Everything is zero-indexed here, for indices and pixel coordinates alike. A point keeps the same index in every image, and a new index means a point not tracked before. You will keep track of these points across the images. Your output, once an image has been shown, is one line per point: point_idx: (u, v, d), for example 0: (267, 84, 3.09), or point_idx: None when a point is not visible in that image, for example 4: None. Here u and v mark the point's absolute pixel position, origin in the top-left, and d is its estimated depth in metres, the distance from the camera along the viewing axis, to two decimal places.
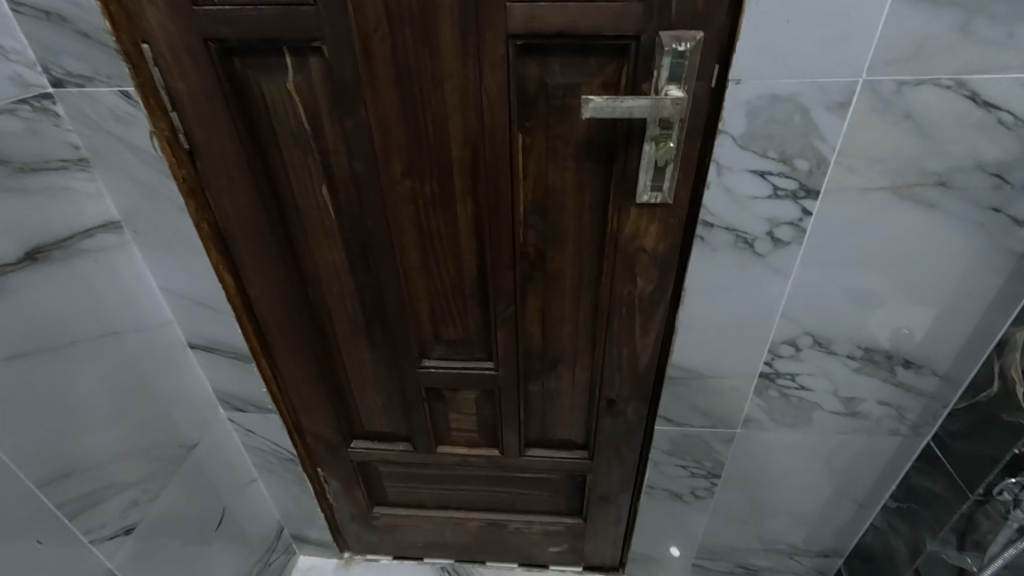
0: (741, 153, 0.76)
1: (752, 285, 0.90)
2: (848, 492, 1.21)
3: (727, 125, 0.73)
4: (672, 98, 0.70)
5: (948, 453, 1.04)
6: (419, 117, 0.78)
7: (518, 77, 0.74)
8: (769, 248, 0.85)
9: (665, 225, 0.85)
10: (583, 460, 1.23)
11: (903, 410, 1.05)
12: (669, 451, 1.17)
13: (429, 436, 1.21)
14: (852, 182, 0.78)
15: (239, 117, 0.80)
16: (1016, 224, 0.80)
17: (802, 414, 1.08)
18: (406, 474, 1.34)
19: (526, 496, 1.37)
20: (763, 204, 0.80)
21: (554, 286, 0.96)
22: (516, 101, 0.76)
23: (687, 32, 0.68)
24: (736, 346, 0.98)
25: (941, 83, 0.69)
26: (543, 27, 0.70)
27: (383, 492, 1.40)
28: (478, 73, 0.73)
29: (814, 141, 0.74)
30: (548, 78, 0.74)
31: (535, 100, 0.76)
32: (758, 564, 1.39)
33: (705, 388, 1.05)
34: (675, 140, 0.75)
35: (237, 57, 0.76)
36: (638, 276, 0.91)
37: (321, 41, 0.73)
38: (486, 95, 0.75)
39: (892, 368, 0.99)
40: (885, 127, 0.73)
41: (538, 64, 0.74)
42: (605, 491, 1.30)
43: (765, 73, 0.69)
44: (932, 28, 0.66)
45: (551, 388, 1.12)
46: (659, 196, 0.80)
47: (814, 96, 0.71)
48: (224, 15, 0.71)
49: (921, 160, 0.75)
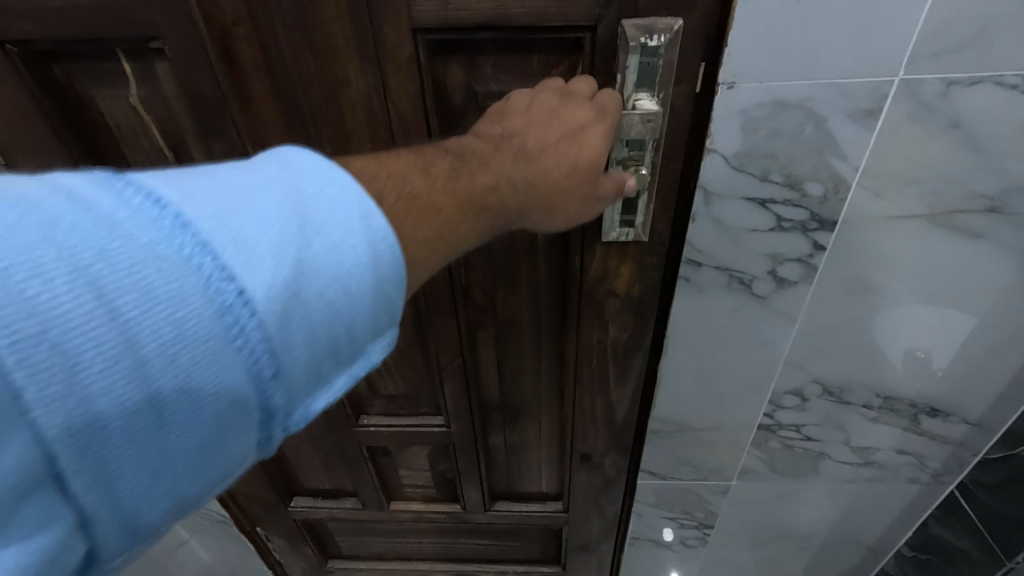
0: (735, 177, 0.58)
1: (750, 332, 0.73)
2: (857, 537, 1.06)
3: (717, 142, 0.55)
4: (644, 111, 0.52)
5: (975, 507, 0.89)
6: (312, 138, 0.59)
7: (436, 83, 0.55)
8: (771, 289, 0.68)
9: (640, 265, 0.67)
10: (557, 513, 1.07)
11: (925, 458, 0.89)
12: (655, 503, 1.01)
13: (379, 492, 1.05)
14: (877, 210, 0.60)
15: (75, 141, 0.60)
16: None
17: (807, 465, 0.92)
18: (360, 528, 1.18)
19: (497, 547, 1.22)
20: (764, 238, 0.63)
21: (509, 334, 0.78)
22: (438, 115, 0.57)
23: (661, 20, 0.49)
24: (732, 397, 0.82)
25: (1003, 81, 0.51)
26: (462, 16, 0.50)
27: (336, 546, 1.24)
28: (382, 79, 0.54)
29: (830, 159, 0.56)
30: (477, 84, 0.55)
31: (463, 114, 0.57)
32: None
33: (695, 441, 0.88)
34: (648, 163, 0.57)
35: (57, 62, 0.56)
36: (610, 323, 0.73)
37: (160, 40, 0.53)
38: (395, 108, 0.56)
39: (916, 417, 0.83)
40: (924, 141, 0.55)
41: (464, 66, 0.54)
42: (585, 540, 1.11)
43: (767, 73, 0.51)
44: (999, 5, 0.47)
45: (515, 441, 0.96)
46: (631, 232, 0.63)
47: (832, 102, 0.52)
48: (20, 7, 0.51)
49: (968, 180, 0.58)
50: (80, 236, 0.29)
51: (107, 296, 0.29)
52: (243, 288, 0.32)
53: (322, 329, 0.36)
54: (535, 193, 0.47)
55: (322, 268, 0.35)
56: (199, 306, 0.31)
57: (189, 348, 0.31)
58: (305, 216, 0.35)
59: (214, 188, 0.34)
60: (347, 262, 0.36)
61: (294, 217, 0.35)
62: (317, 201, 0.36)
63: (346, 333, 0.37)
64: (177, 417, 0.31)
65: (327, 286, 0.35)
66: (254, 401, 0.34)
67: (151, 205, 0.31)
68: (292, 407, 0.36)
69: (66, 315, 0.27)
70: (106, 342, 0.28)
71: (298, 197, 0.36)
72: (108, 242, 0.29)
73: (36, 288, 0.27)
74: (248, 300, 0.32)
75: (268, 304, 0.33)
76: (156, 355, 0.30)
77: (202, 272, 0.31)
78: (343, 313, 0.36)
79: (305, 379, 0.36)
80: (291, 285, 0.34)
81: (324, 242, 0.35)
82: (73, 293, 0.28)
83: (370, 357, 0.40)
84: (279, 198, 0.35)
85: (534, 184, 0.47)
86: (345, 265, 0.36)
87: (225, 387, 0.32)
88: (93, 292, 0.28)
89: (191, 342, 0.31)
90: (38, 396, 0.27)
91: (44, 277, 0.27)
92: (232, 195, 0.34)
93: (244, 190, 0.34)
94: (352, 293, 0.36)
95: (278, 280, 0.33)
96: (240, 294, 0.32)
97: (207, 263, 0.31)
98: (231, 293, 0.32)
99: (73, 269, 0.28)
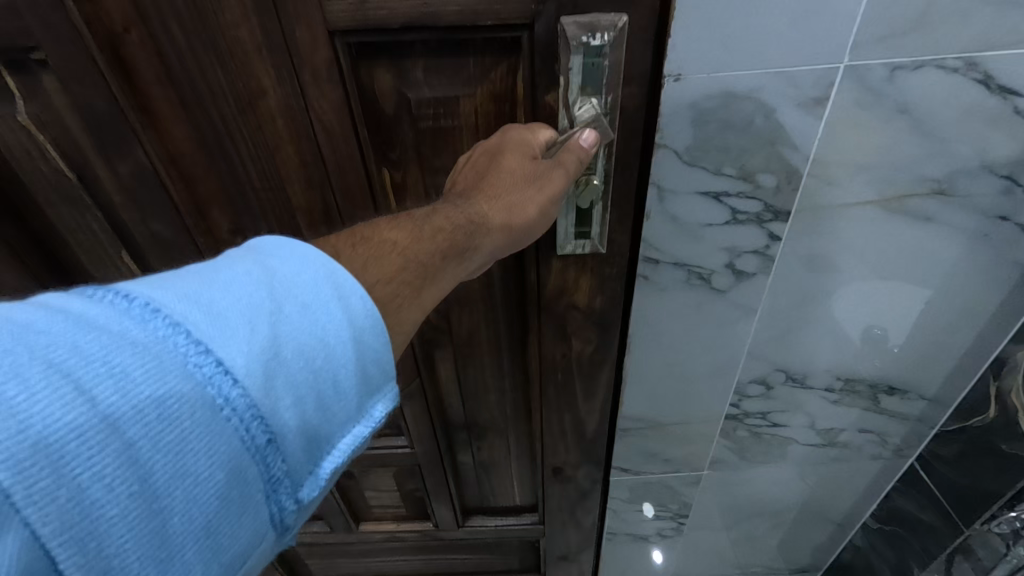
0: (687, 171, 0.54)
1: (709, 328, 0.70)
2: (826, 514, 1.01)
3: (665, 138, 0.51)
4: (587, 110, 0.48)
5: (934, 477, 0.83)
6: (231, 154, 0.53)
7: (361, 89, 0.50)
8: (730, 282, 0.64)
9: (601, 277, 0.63)
10: (534, 525, 1.04)
11: (887, 435, 0.85)
12: (630, 499, 0.97)
13: (345, 516, 1.01)
14: (832, 199, 0.57)
15: None
16: None
17: (774, 450, 0.90)
18: (331, 549, 1.13)
19: (475, 560, 1.17)
20: (720, 232, 0.59)
21: (468, 354, 0.74)
22: (367, 125, 0.52)
23: (604, 16, 0.44)
24: (697, 390, 0.78)
25: (945, 64, 0.48)
26: (383, 16, 0.45)
27: (309, 569, 1.19)
28: (300, 89, 0.49)
29: (781, 148, 0.53)
30: (408, 90, 0.50)
31: (397, 122, 0.52)
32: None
33: (664, 436, 0.85)
34: (601, 174, 0.53)
35: None
36: (572, 337, 0.69)
37: (42, 51, 0.46)
38: (319, 122, 0.51)
39: (875, 395, 0.79)
40: (873, 126, 0.52)
41: (393, 70, 0.49)
42: (563, 551, 1.07)
43: (713, 65, 0.47)
44: None
45: (484, 457, 0.92)
46: (587, 244, 0.58)
47: (780, 90, 0.49)
48: None
49: (919, 164, 0.55)
50: (51, 337, 0.26)
51: (84, 385, 0.26)
52: (221, 358, 0.29)
53: (310, 389, 0.33)
54: (491, 215, 0.45)
55: (295, 330, 0.33)
56: (181, 384, 0.28)
57: (177, 427, 0.28)
58: (274, 282, 0.33)
59: (179, 275, 0.32)
60: (320, 321, 0.33)
61: (261, 285, 0.33)
62: (282, 269, 0.34)
63: (340, 393, 0.34)
64: (176, 498, 0.28)
65: (303, 345, 0.33)
66: (254, 469, 0.31)
67: (121, 300, 0.29)
68: (294, 476, 0.33)
69: (46, 409, 0.24)
70: (91, 433, 0.25)
71: (262, 268, 0.34)
72: (80, 335, 0.27)
73: (10, 389, 0.24)
74: (227, 370, 0.29)
75: (250, 369, 0.30)
76: (145, 438, 0.27)
77: (179, 349, 0.29)
78: (334, 362, 0.34)
79: (308, 443, 0.33)
80: (269, 347, 0.31)
81: (294, 305, 0.33)
82: (52, 389, 0.25)
83: (375, 415, 0.37)
84: (244, 269, 0.33)
85: (484, 209, 0.45)
86: (323, 318, 0.34)
87: (221, 460, 0.29)
88: (72, 385, 0.25)
89: (175, 422, 0.28)
90: (22, 497, 0.23)
91: (18, 379, 0.24)
92: (195, 276, 0.32)
93: (207, 271, 0.33)
94: (337, 347, 0.34)
95: (257, 343, 0.31)
96: (220, 365, 0.29)
97: (182, 340, 0.29)
98: (210, 365, 0.29)
99: (46, 366, 0.25)
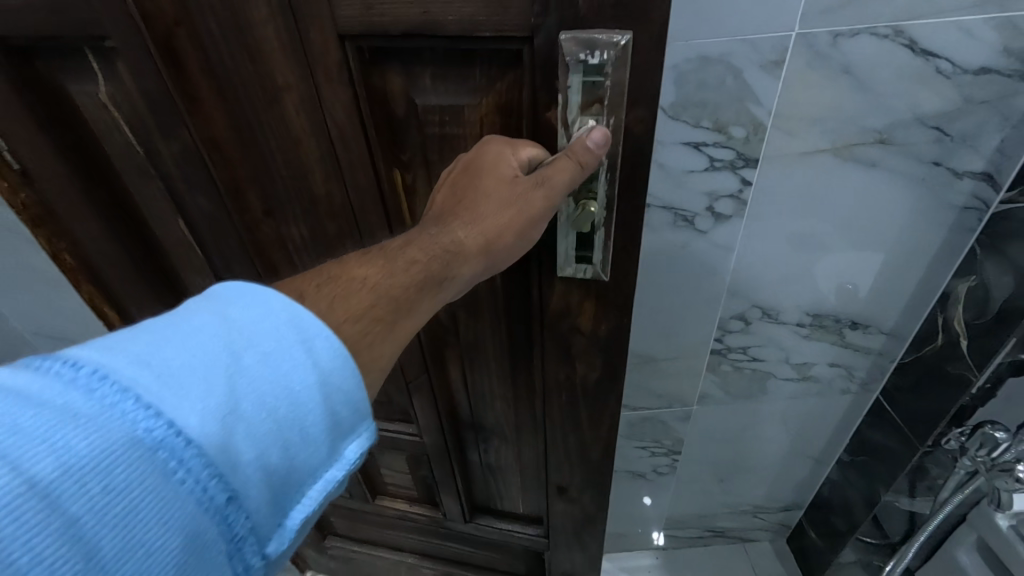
0: (674, 124, 0.69)
1: (693, 262, 0.82)
2: (804, 450, 1.13)
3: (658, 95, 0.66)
4: (582, 125, 0.47)
5: (896, 407, 0.96)
6: (264, 147, 0.57)
7: (372, 92, 0.52)
8: (712, 224, 0.78)
9: (605, 304, 0.60)
10: (539, 537, 1.03)
11: (854, 369, 0.97)
12: (630, 435, 1.08)
13: (363, 488, 1.07)
14: (789, 148, 0.71)
15: (62, 134, 0.60)
16: (956, 176, 0.72)
17: (756, 385, 0.99)
18: (354, 514, 1.19)
19: (483, 555, 1.19)
20: (701, 177, 0.73)
21: (473, 358, 0.77)
22: (382, 126, 0.54)
23: (603, 33, 0.42)
24: (688, 322, 0.89)
25: (877, 32, 0.62)
26: (386, 23, 0.46)
27: (334, 529, 1.27)
28: (315, 88, 0.52)
29: (749, 105, 0.67)
30: (416, 96, 0.51)
31: (407, 126, 0.54)
32: (727, 526, 1.32)
33: (659, 370, 0.96)
34: (603, 203, 0.51)
35: (36, 57, 0.55)
36: (577, 361, 0.66)
37: (110, 40, 0.51)
38: (333, 121, 0.53)
39: (841, 331, 0.91)
40: (821, 86, 0.66)
41: (403, 75, 0.51)
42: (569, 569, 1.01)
43: (691, 32, 0.62)
44: None
45: (490, 459, 0.94)
46: (589, 269, 0.57)
47: (746, 56, 0.63)
48: None
49: (861, 117, 0.68)
50: None
51: (20, 464, 0.23)
52: (173, 420, 0.28)
53: (274, 441, 0.31)
54: (467, 244, 0.46)
55: (256, 381, 0.31)
56: (127, 453, 0.26)
57: (129, 495, 0.26)
58: (234, 332, 0.32)
59: (128, 335, 0.30)
60: (283, 369, 0.32)
61: (220, 335, 0.31)
62: (242, 318, 0.32)
63: (308, 440, 0.33)
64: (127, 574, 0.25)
65: (265, 396, 0.31)
66: (214, 531, 0.29)
67: (66, 369, 0.27)
68: (259, 531, 0.31)
69: None
70: (30, 515, 0.23)
71: (222, 321, 0.32)
72: (20, 412, 0.25)
73: None
74: (179, 431, 0.28)
75: (206, 429, 0.28)
76: (88, 512, 0.25)
77: (127, 415, 0.27)
78: (302, 409, 0.32)
79: (272, 496, 0.31)
80: (227, 402, 0.30)
81: (254, 354, 0.32)
82: None
83: (348, 457, 0.35)
84: (202, 320, 0.32)
85: (460, 236, 0.46)
86: (288, 367, 0.32)
87: (176, 526, 0.27)
88: (7, 466, 0.23)
89: (122, 491, 0.26)
90: None
91: None
92: (147, 334, 0.30)
93: (161, 327, 0.31)
94: (303, 395, 0.32)
95: (213, 400, 0.29)
96: (172, 427, 0.28)
97: (130, 405, 0.27)
98: (161, 428, 0.27)
99: None
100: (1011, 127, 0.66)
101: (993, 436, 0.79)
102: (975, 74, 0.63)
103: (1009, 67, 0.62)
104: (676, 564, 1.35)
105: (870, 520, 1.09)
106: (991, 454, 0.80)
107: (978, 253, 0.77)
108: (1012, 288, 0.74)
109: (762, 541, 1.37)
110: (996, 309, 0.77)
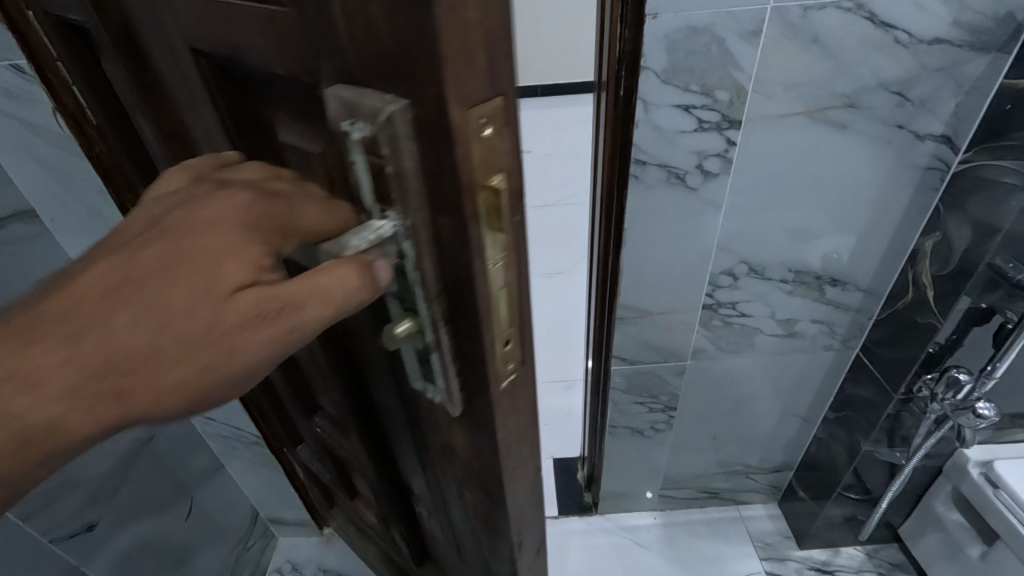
0: (664, 89, 0.73)
1: (685, 219, 0.86)
2: (793, 408, 1.20)
3: (649, 61, 0.70)
4: (377, 233, 0.36)
5: (874, 361, 1.02)
6: (197, 147, 0.59)
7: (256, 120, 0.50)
8: (701, 181, 0.82)
9: (472, 439, 0.49)
10: None
11: (835, 326, 1.02)
12: (627, 390, 1.14)
13: (344, 486, 1.16)
14: (769, 110, 0.75)
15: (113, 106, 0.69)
16: (918, 138, 0.78)
17: (744, 340, 1.05)
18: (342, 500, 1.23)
19: None
20: (690, 137, 0.77)
21: (393, 423, 0.70)
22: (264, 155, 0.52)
23: (369, 98, 0.32)
24: (681, 282, 0.94)
25: (841, 6, 0.67)
26: (222, 48, 0.43)
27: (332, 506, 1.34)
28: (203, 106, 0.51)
29: (732, 71, 0.71)
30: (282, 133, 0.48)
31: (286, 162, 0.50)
32: (722, 487, 1.41)
33: (653, 325, 1.01)
34: (428, 326, 0.40)
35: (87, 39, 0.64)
36: (463, 482, 0.57)
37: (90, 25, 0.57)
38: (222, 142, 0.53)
39: (821, 288, 0.96)
40: (795, 54, 0.70)
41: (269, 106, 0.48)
42: None
43: (680, 4, 0.66)
44: None
45: (426, 525, 0.87)
46: (437, 394, 0.46)
47: (726, 26, 0.68)
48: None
49: (831, 82, 0.73)
50: None
51: None
52: None
53: None
54: (75, 418, 0.35)
55: None
56: None
57: None
58: None
59: None
60: None
61: None
62: None
63: None
64: None
65: None
66: None
67: None
68: None
69: None
70: None
71: None
72: None
73: None
74: None
75: None
76: None
77: None
78: None
79: None
80: None
81: None
82: None
83: None
84: None
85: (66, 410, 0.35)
86: None
87: None
88: None
89: None
90: None
91: None
92: None
93: None
94: None
95: None
96: None
97: None
98: None
99: None
100: (964, 93, 0.73)
101: (958, 378, 0.90)
102: (929, 44, 0.69)
103: (960, 38, 0.69)
104: (674, 523, 1.45)
105: (852, 473, 1.17)
106: (957, 395, 0.91)
107: (942, 212, 0.83)
108: (972, 238, 0.81)
109: (757, 505, 1.46)
110: (958, 261, 0.84)
